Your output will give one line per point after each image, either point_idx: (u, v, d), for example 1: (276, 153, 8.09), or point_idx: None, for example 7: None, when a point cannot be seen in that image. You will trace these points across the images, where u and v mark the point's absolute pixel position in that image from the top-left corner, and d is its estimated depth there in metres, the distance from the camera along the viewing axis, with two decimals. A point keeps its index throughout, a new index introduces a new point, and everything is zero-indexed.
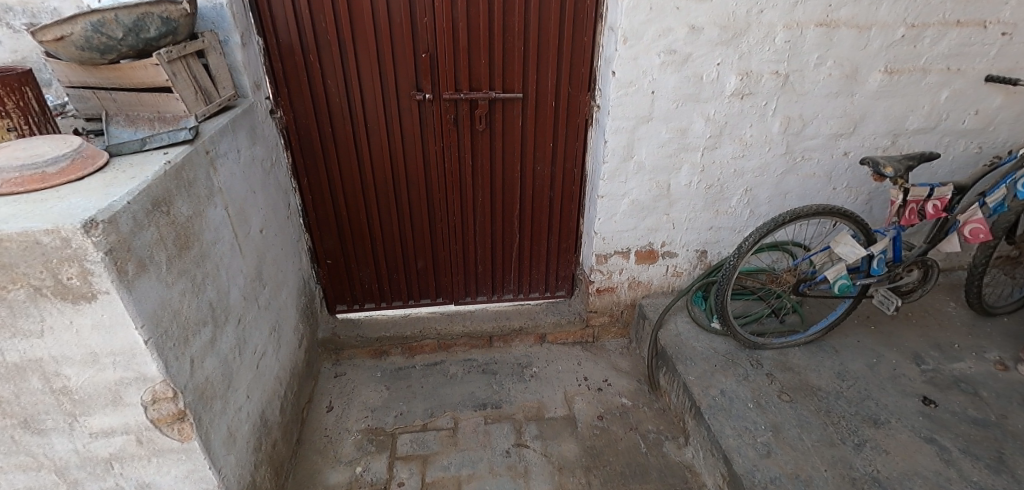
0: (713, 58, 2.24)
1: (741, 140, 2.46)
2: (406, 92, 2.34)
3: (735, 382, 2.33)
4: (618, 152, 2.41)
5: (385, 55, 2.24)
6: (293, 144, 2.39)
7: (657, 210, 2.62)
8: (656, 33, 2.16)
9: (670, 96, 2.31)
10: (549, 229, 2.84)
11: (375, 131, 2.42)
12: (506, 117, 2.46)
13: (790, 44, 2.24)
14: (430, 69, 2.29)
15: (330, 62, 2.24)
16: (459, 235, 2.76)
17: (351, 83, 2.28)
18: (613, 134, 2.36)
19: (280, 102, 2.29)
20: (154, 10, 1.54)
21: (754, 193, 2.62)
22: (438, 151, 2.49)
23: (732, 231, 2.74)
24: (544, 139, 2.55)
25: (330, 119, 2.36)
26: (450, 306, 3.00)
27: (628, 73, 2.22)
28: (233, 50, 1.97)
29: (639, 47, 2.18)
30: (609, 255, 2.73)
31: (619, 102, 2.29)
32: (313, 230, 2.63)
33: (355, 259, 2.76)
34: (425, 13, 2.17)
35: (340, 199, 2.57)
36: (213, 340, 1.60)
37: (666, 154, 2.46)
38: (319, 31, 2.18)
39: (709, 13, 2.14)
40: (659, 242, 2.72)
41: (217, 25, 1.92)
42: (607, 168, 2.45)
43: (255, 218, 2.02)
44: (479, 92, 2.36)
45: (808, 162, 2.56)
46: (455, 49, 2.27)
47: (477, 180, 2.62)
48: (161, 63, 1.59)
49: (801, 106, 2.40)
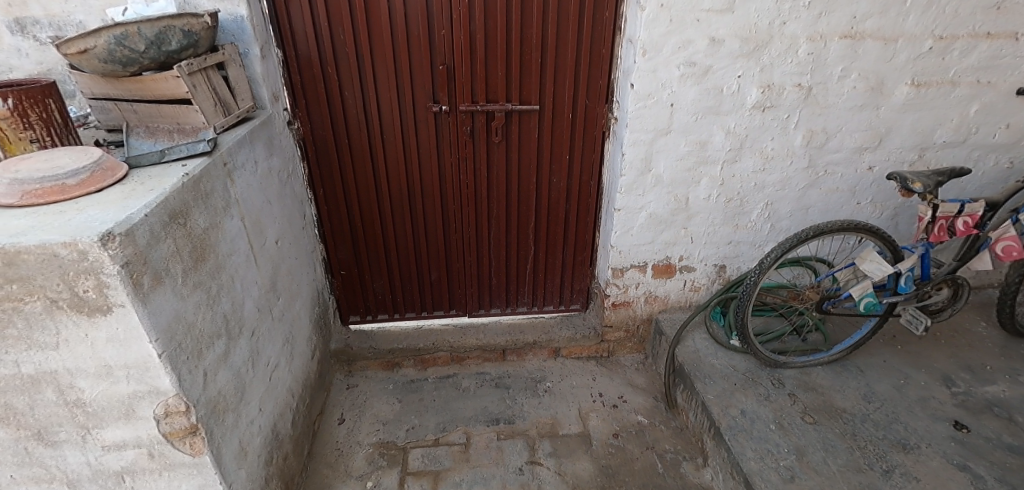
0: (734, 71, 2.20)
1: (762, 153, 2.41)
2: (423, 103, 2.34)
3: (756, 402, 2.26)
4: (636, 165, 2.38)
5: (403, 67, 2.24)
6: (310, 155, 2.39)
7: (675, 224, 2.57)
8: (675, 45, 2.13)
9: (690, 109, 2.27)
10: (565, 242, 2.81)
11: (391, 143, 2.42)
12: (523, 128, 2.44)
13: (814, 56, 2.20)
14: (447, 81, 2.28)
15: (348, 73, 2.25)
16: (473, 247, 2.74)
17: (369, 95, 2.28)
18: (631, 146, 2.33)
19: (297, 113, 2.30)
20: (176, 23, 1.55)
21: (775, 207, 2.56)
22: (454, 163, 2.48)
23: (752, 245, 2.68)
24: (561, 151, 2.52)
25: (346, 130, 2.36)
26: (463, 318, 2.97)
27: (647, 85, 2.20)
28: (252, 62, 1.98)
29: (658, 59, 2.15)
30: (625, 269, 2.68)
31: (637, 114, 2.26)
32: (327, 240, 2.63)
33: (370, 270, 2.75)
34: (443, 25, 2.17)
35: (355, 210, 2.56)
36: (226, 353, 1.59)
37: (685, 168, 2.42)
38: (338, 43, 2.18)
39: (731, 25, 2.11)
40: (676, 256, 2.67)
41: (237, 37, 1.94)
42: (624, 181, 2.41)
43: (271, 229, 2.02)
44: (496, 104, 2.35)
45: (831, 176, 2.50)
46: (472, 61, 2.26)
47: (492, 192, 2.60)
48: (181, 75, 1.60)
49: (825, 119, 2.35)
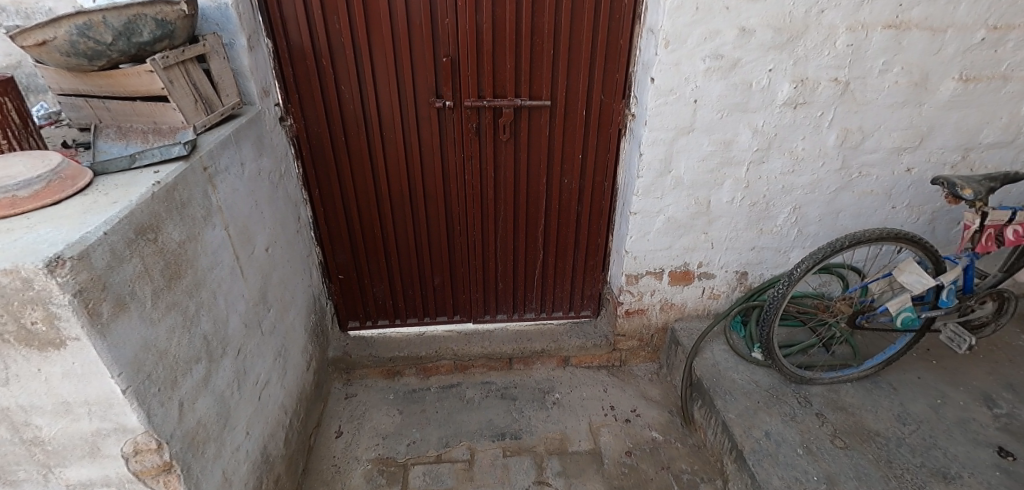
0: (765, 64, 2.01)
1: (792, 153, 2.22)
2: (425, 98, 2.17)
3: (781, 422, 2.10)
4: (655, 166, 2.20)
5: (403, 59, 2.07)
6: (304, 154, 2.23)
7: (695, 228, 2.40)
8: (701, 35, 1.95)
9: (715, 105, 2.09)
10: (576, 246, 2.65)
11: (391, 141, 2.26)
12: (533, 125, 2.27)
13: (853, 48, 2.01)
14: (451, 75, 2.11)
15: (344, 66, 2.08)
16: (479, 251, 2.59)
17: (367, 89, 2.12)
18: (650, 146, 2.15)
19: (290, 109, 2.14)
20: (148, 11, 1.39)
21: (803, 211, 2.38)
22: (459, 163, 2.32)
23: (776, 251, 2.50)
24: (574, 150, 2.35)
25: (343, 127, 2.20)
26: (468, 324, 2.83)
27: (669, 80, 2.01)
28: (239, 54, 1.82)
29: (682, 52, 1.97)
30: (640, 275, 2.52)
31: (657, 111, 2.08)
32: (324, 243, 2.48)
33: (369, 274, 2.61)
34: (447, 13, 1.99)
35: (353, 211, 2.41)
36: (207, 377, 1.45)
37: (707, 170, 2.24)
38: (333, 33, 2.01)
39: (763, 13, 1.92)
40: (695, 262, 2.50)
41: (222, 26, 1.77)
42: (642, 183, 2.24)
43: (260, 236, 1.87)
44: (503, 99, 2.17)
45: (866, 178, 2.31)
46: (478, 53, 2.08)
47: (499, 193, 2.44)
48: (155, 69, 1.44)
49: (861, 117, 2.16)
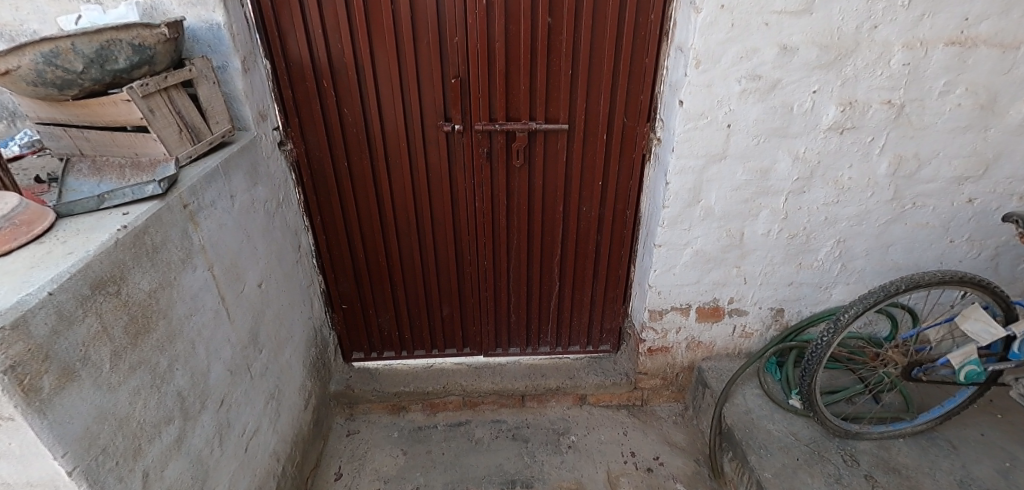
0: (808, 85, 1.81)
1: (837, 183, 2.01)
2: (432, 122, 2.02)
3: (824, 486, 1.87)
4: (682, 195, 2.01)
5: (409, 80, 1.92)
6: (305, 179, 2.10)
7: (726, 262, 2.19)
8: (737, 54, 1.76)
9: (751, 130, 1.89)
10: (595, 277, 2.46)
11: (397, 166, 2.11)
12: (549, 150, 2.10)
13: (909, 67, 1.79)
14: (460, 97, 1.95)
15: (346, 88, 1.94)
16: (490, 282, 2.42)
17: (371, 112, 1.98)
18: (677, 174, 1.96)
19: (291, 133, 2.01)
20: (122, 35, 1.28)
21: (848, 245, 2.16)
22: (469, 189, 2.16)
23: (816, 287, 2.27)
24: (593, 176, 2.17)
25: (346, 152, 2.06)
26: (478, 357, 2.66)
27: (700, 102, 1.83)
28: (233, 76, 1.70)
29: (715, 72, 1.78)
30: (665, 311, 2.31)
31: (686, 137, 1.89)
32: (327, 272, 2.35)
33: (374, 304, 2.46)
34: (456, 31, 1.84)
35: (356, 239, 2.27)
36: (180, 439, 1.30)
37: (741, 199, 2.03)
38: (335, 52, 1.88)
39: (807, 29, 1.72)
40: (726, 298, 2.29)
41: (213, 48, 1.65)
42: (668, 213, 2.05)
43: (251, 272, 1.73)
44: (517, 122, 2.01)
45: (920, 210, 2.08)
46: (490, 73, 1.93)
47: (512, 221, 2.27)
48: (133, 98, 1.32)
49: (917, 143, 1.93)
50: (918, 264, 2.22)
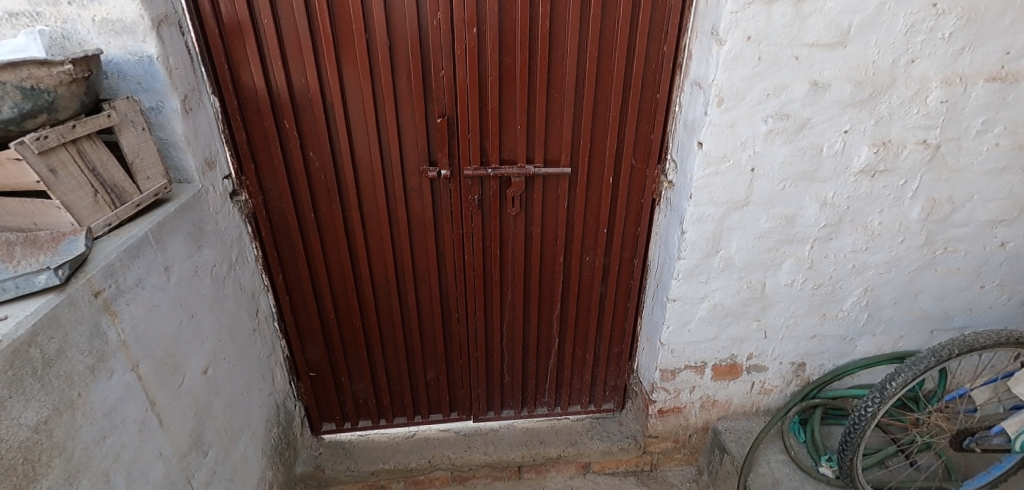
0: (839, 125, 1.62)
1: (866, 228, 1.82)
2: (415, 166, 1.74)
3: None
4: (700, 245, 1.78)
5: (387, 120, 1.65)
6: (264, 234, 1.78)
7: (746, 316, 1.96)
8: (764, 91, 1.55)
9: (777, 174, 1.68)
10: (598, 332, 2.20)
11: (373, 217, 1.82)
12: (548, 195, 1.85)
13: (948, 104, 1.62)
14: (447, 138, 1.69)
15: (313, 129, 1.65)
16: (481, 342, 2.13)
17: (342, 156, 1.69)
18: (695, 222, 1.74)
19: (245, 182, 1.69)
20: (6, 76, 0.98)
21: (876, 293, 1.97)
22: (456, 241, 1.89)
23: (841, 339, 2.07)
24: (597, 223, 1.92)
25: (312, 202, 1.76)
26: (467, 422, 2.35)
27: (721, 144, 1.61)
28: (171, 119, 1.40)
29: (739, 111, 1.57)
30: (678, 370, 2.07)
31: (706, 182, 1.67)
32: (291, 338, 2.01)
33: (347, 370, 2.13)
34: (441, 65, 1.59)
35: (326, 299, 1.95)
36: None
37: (763, 248, 1.82)
38: (298, 89, 1.59)
39: (840, 64, 1.53)
40: (744, 354, 2.06)
41: (145, 85, 1.35)
42: (683, 265, 1.82)
43: (195, 357, 1.40)
44: (512, 165, 1.76)
45: (952, 255, 1.90)
46: (481, 111, 1.67)
47: (506, 274, 2.00)
48: (25, 157, 1.01)
49: (952, 185, 1.76)
50: (947, 312, 2.04)
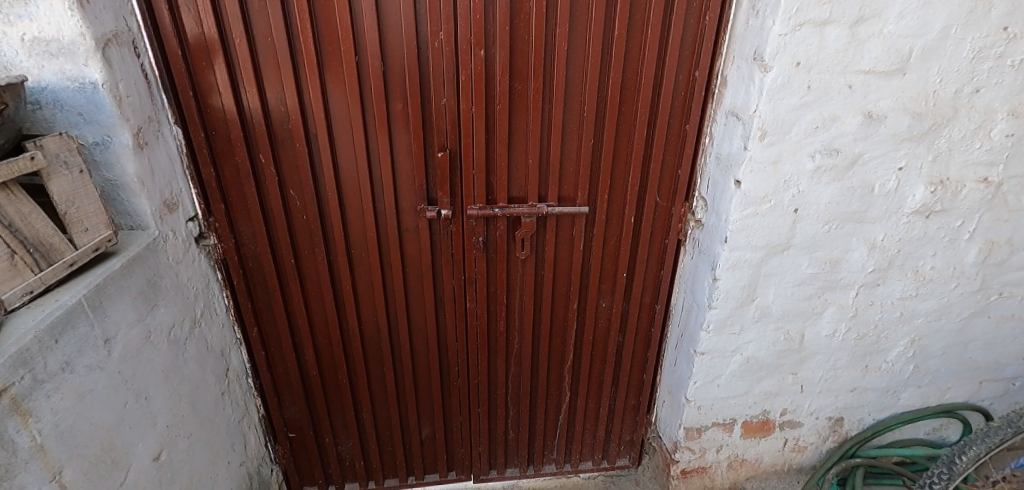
0: (893, 161, 1.43)
1: (917, 273, 1.62)
2: (412, 205, 1.52)
3: None
4: (735, 293, 1.57)
5: (381, 154, 1.43)
6: (236, 283, 1.54)
7: (782, 369, 1.75)
8: (812, 123, 1.35)
9: (822, 216, 1.48)
10: (614, 384, 1.97)
11: (362, 263, 1.60)
12: (561, 236, 1.64)
13: (1013, 139, 1.44)
14: (449, 175, 1.47)
15: (293, 164, 1.43)
16: (483, 397, 1.90)
17: (328, 194, 1.46)
18: (730, 268, 1.53)
19: (214, 224, 1.45)
20: None
21: (924, 343, 1.77)
22: (458, 288, 1.67)
23: (883, 392, 1.87)
24: (616, 267, 1.71)
25: (293, 246, 1.53)
26: (467, 483, 2.10)
27: (762, 183, 1.41)
28: (120, 156, 1.17)
29: (783, 145, 1.37)
30: (704, 428, 1.85)
31: (744, 224, 1.47)
32: (268, 397, 1.75)
33: (332, 430, 1.88)
34: (442, 93, 1.38)
35: (308, 353, 1.70)
36: None
37: (804, 296, 1.62)
38: (277, 118, 1.37)
39: (898, 93, 1.34)
40: (777, 410, 1.85)
41: (88, 117, 1.12)
42: (715, 315, 1.61)
43: (144, 444, 1.15)
44: (522, 204, 1.55)
45: (1007, 301, 1.72)
46: (488, 144, 1.47)
47: (513, 321, 1.78)
48: None
49: (1012, 226, 1.58)
50: (999, 362, 1.85)
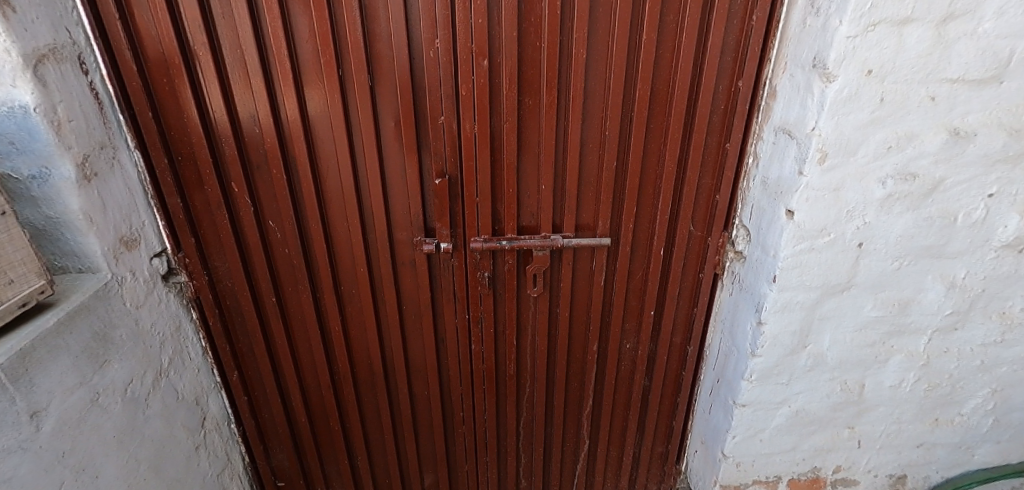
0: (982, 186, 1.18)
1: (1003, 316, 1.36)
2: (408, 237, 1.33)
3: None
4: (784, 338, 1.34)
5: (369, 179, 1.24)
6: (212, 324, 1.37)
7: (837, 423, 1.51)
8: (884, 142, 1.12)
9: (892, 251, 1.24)
10: (639, 431, 1.75)
11: (353, 300, 1.41)
12: (579, 270, 1.43)
13: None
14: (448, 203, 1.28)
15: (271, 193, 1.25)
16: (492, 445, 1.70)
17: (312, 225, 1.28)
18: (779, 311, 1.30)
19: (185, 260, 1.28)
20: None
21: (1007, 394, 1.50)
22: (461, 327, 1.47)
23: (955, 449, 1.60)
24: (642, 303, 1.50)
25: (274, 282, 1.35)
26: None
27: (820, 214, 1.18)
28: (61, 191, 1.00)
29: (847, 170, 1.14)
30: (744, 486, 1.61)
31: (797, 261, 1.23)
32: (253, 445, 1.58)
33: (325, 479, 1.70)
34: (439, 110, 1.19)
35: (296, 398, 1.53)
36: None
37: (865, 343, 1.37)
38: (250, 142, 1.19)
39: (992, 105, 1.10)
40: (830, 467, 1.60)
41: (20, 147, 0.95)
42: (760, 364, 1.37)
43: None
44: (533, 235, 1.35)
45: None
46: (494, 168, 1.27)
47: (524, 362, 1.57)
48: None
49: None
50: None
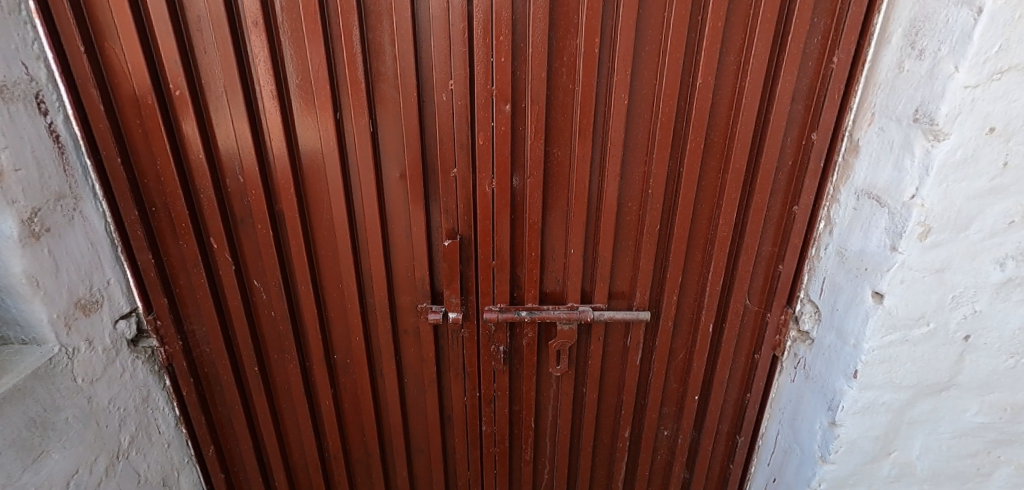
0: None
1: None
2: (411, 303, 1.15)
3: None
4: (862, 444, 1.09)
5: (368, 238, 1.07)
6: (186, 393, 1.19)
7: None
8: (1004, 216, 0.88)
9: (1007, 346, 0.97)
10: None
11: (347, 371, 1.23)
12: (610, 346, 1.22)
13: None
14: (459, 267, 1.09)
15: (256, 251, 1.09)
16: None
17: (301, 287, 1.11)
18: (858, 412, 1.06)
19: (157, 322, 1.12)
20: None
21: None
22: (471, 406, 1.26)
23: None
24: (684, 386, 1.27)
25: (257, 349, 1.18)
26: None
27: (918, 300, 0.95)
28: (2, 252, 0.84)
29: (955, 248, 0.91)
30: None
31: (886, 355, 1.00)
32: None
33: None
34: (451, 162, 1.01)
35: (279, 478, 1.33)
36: None
37: (964, 452, 1.07)
38: (233, 193, 1.04)
39: None
40: None
41: None
42: (831, 472, 1.12)
43: None
44: (559, 306, 1.15)
45: None
46: (514, 228, 1.08)
47: (543, 447, 1.35)
48: None
49: None
50: None
